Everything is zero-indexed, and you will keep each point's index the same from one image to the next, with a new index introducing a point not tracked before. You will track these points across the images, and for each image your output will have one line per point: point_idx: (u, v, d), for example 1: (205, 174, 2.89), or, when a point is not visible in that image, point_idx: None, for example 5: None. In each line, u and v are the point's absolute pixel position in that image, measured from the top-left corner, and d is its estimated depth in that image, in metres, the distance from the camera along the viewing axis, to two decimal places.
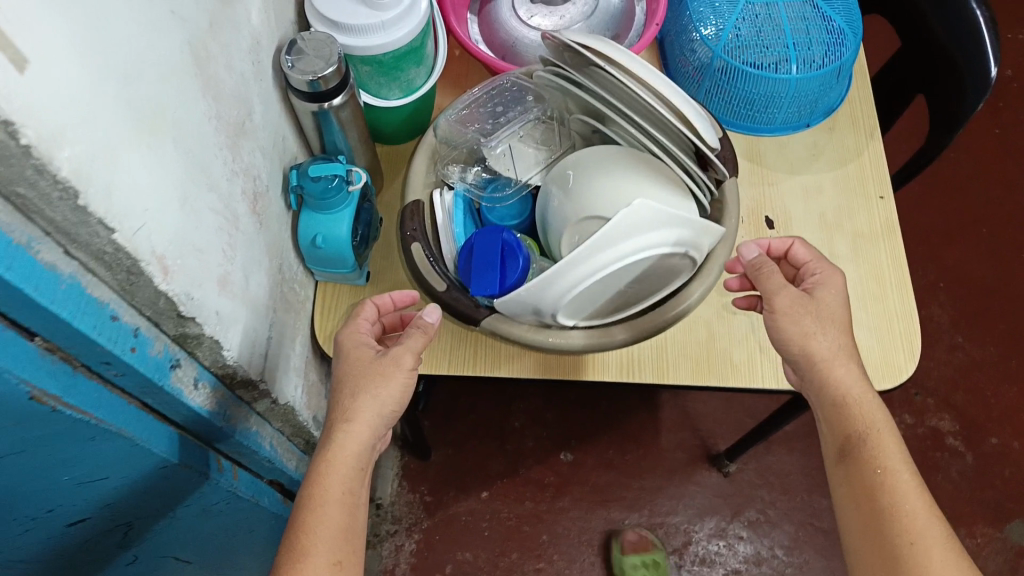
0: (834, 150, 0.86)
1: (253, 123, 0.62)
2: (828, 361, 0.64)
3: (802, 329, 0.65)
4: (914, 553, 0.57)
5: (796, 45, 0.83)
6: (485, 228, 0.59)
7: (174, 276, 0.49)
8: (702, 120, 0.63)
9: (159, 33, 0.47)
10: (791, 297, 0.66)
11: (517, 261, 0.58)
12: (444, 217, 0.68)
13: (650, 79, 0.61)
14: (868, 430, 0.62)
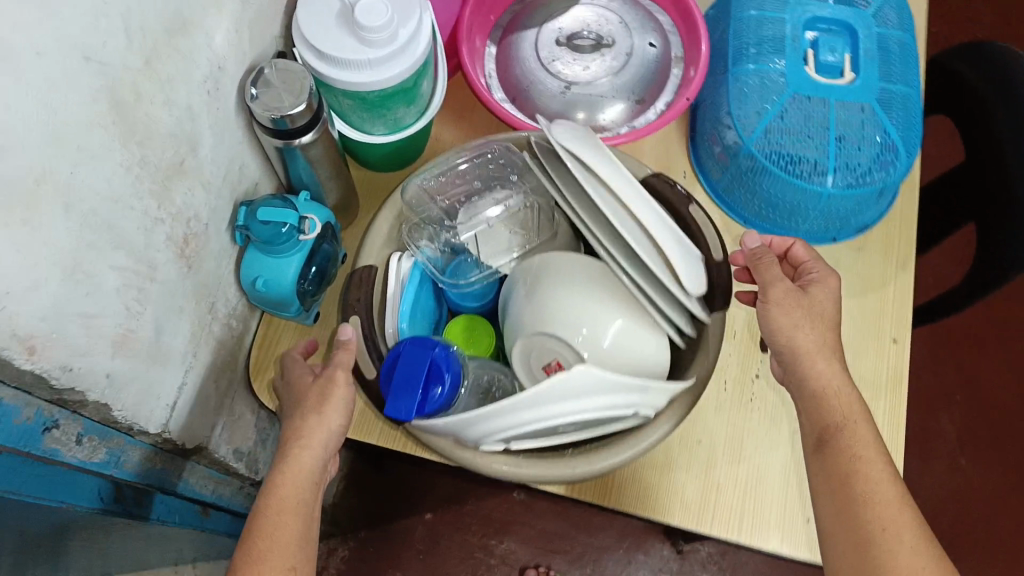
0: (859, 276, 0.77)
1: (197, 160, 0.56)
2: (812, 356, 0.62)
3: (794, 322, 0.62)
4: (885, 540, 0.55)
5: (841, 155, 0.73)
6: (418, 339, 0.56)
7: (43, 353, 0.44)
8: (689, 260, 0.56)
9: (61, 85, 0.40)
10: (784, 288, 0.63)
11: (443, 382, 0.55)
12: (397, 287, 0.63)
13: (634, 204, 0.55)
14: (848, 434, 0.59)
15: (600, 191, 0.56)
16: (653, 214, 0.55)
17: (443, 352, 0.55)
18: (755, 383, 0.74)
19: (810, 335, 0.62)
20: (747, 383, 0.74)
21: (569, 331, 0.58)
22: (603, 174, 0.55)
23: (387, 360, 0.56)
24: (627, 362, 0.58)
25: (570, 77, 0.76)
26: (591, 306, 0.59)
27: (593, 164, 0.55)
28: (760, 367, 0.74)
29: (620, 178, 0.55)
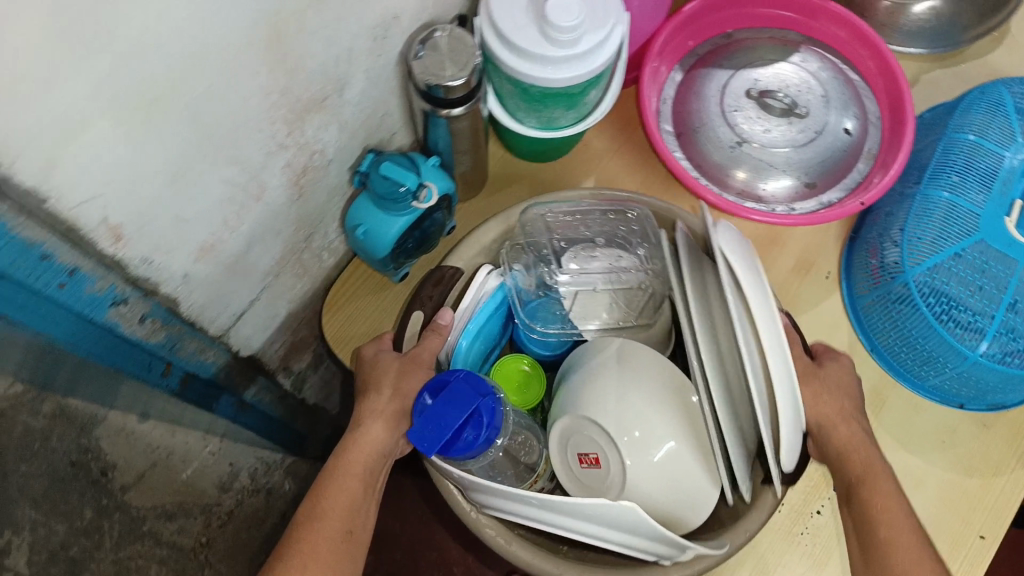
0: (964, 455, 0.68)
1: (341, 100, 0.55)
2: (833, 423, 0.60)
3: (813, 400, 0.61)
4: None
5: (1005, 325, 0.63)
6: (469, 384, 0.52)
7: (128, 243, 0.44)
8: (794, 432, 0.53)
9: (226, 6, 0.39)
10: (802, 355, 0.62)
11: (471, 440, 0.51)
12: (477, 300, 0.66)
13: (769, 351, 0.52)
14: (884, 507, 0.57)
15: (740, 318, 0.52)
16: (784, 365, 0.51)
17: (486, 411, 0.51)
18: (812, 518, 0.67)
19: (833, 405, 0.61)
20: (803, 515, 0.67)
21: (619, 428, 0.58)
22: (751, 300, 0.51)
23: (433, 379, 0.53)
24: (660, 486, 0.58)
25: (747, 133, 0.70)
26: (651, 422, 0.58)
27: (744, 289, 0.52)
28: (824, 504, 0.68)
29: (766, 315, 0.52)
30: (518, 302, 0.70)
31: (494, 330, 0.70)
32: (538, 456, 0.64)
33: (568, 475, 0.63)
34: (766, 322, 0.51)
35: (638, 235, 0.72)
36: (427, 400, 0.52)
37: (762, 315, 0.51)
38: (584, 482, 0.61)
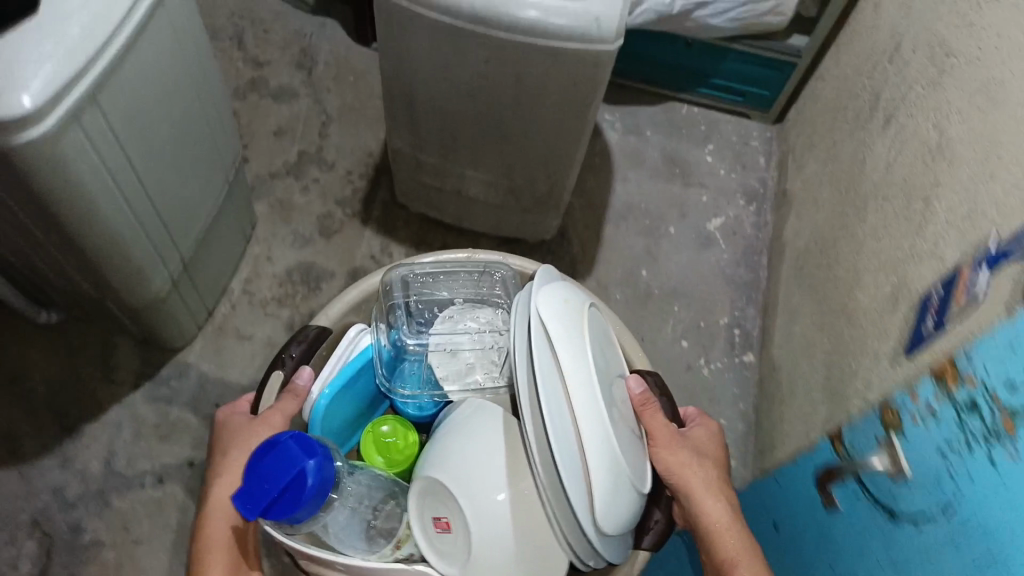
0: None
1: None
2: (690, 488, 0.85)
3: (681, 464, 0.86)
4: None
5: None
6: (297, 440, 0.69)
7: None
8: (596, 449, 0.77)
9: None
10: (663, 422, 0.88)
11: (298, 494, 0.67)
12: (347, 353, 0.97)
13: (577, 387, 0.78)
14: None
15: (555, 377, 0.78)
16: (588, 399, 0.78)
17: (314, 458, 0.68)
18: None
19: (694, 472, 0.85)
20: None
21: (465, 495, 0.80)
22: (565, 367, 0.78)
23: (269, 440, 0.69)
24: (490, 520, 0.80)
25: None
26: (490, 454, 0.83)
27: (561, 355, 0.79)
28: None
29: (577, 377, 0.78)
30: (380, 363, 1.00)
31: (365, 391, 1.00)
32: (396, 523, 0.86)
33: (422, 535, 0.84)
34: (580, 405, 0.77)
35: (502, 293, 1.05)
36: (258, 457, 0.68)
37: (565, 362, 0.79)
38: (436, 544, 0.84)
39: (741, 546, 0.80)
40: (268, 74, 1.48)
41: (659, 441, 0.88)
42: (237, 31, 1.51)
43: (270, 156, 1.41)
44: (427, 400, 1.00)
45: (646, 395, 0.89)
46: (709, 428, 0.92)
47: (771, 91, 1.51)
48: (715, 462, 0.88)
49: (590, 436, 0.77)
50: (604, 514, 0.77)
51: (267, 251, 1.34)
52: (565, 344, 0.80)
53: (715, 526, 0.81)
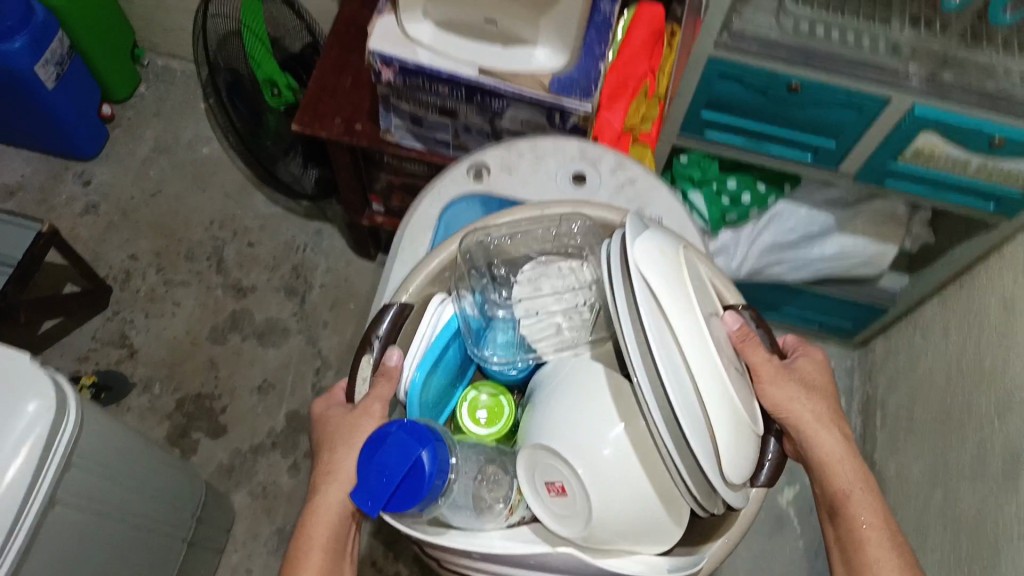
0: None
1: None
2: (807, 430, 0.68)
3: (787, 398, 0.69)
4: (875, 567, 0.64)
5: None
6: (405, 429, 0.60)
7: None
8: (722, 399, 0.60)
9: None
10: (769, 366, 0.69)
11: (415, 488, 0.60)
12: (430, 326, 0.73)
13: (683, 326, 0.60)
14: (875, 548, 0.65)
15: (662, 325, 0.60)
16: (700, 341, 0.61)
17: (428, 449, 0.60)
18: None
19: (810, 412, 0.69)
20: None
21: (577, 456, 0.63)
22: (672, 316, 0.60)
23: (377, 432, 0.62)
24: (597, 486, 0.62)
25: None
26: (598, 424, 0.63)
27: (664, 300, 0.60)
28: None
29: (684, 323, 0.60)
30: (467, 330, 0.75)
31: (456, 362, 0.76)
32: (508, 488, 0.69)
33: (538, 501, 0.66)
34: (693, 351, 0.60)
35: (583, 244, 0.77)
36: (371, 453, 0.61)
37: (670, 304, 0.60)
38: (556, 510, 0.65)
39: (855, 479, 0.68)
40: (252, 306, 1.30)
41: (763, 374, 0.69)
42: (215, 248, 1.33)
43: (250, 423, 1.24)
44: (525, 363, 0.75)
45: (746, 331, 0.69)
46: (815, 357, 0.73)
47: (856, 324, 1.24)
48: (821, 389, 0.70)
49: (708, 384, 0.60)
50: (730, 455, 0.60)
51: (245, 559, 1.16)
52: (669, 282, 0.61)
53: (826, 460, 0.68)
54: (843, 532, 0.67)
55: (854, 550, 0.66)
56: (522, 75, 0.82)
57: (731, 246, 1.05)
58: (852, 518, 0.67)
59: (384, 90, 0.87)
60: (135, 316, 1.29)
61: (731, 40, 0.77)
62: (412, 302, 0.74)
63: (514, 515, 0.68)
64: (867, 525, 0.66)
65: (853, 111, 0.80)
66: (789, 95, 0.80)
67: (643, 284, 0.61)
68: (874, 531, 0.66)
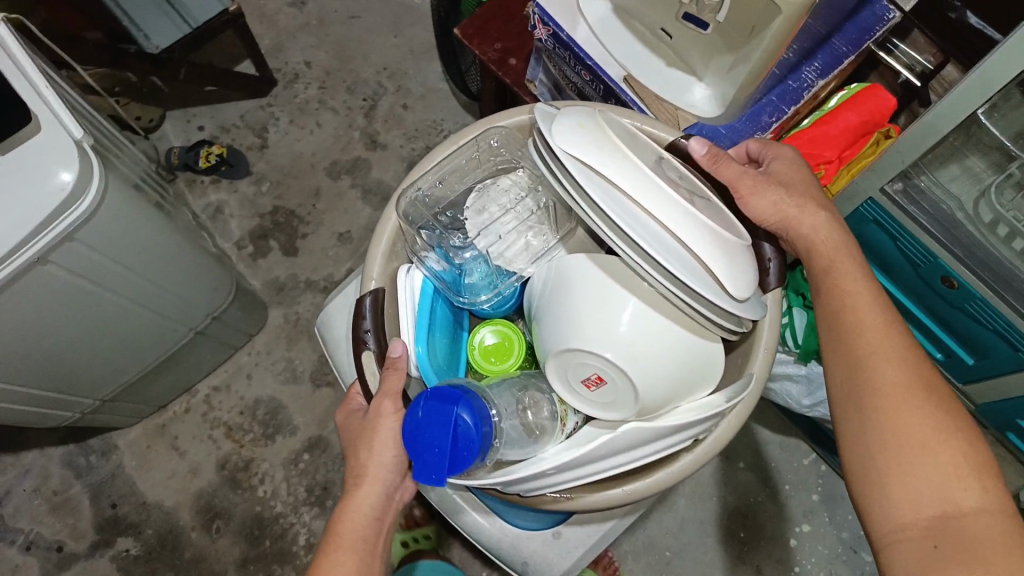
0: None
1: None
2: (798, 223, 0.56)
3: (771, 203, 0.56)
4: (856, 345, 0.51)
5: None
6: (433, 392, 0.46)
7: None
8: (691, 211, 0.44)
9: None
10: (746, 179, 0.56)
11: (475, 449, 0.46)
12: (398, 296, 0.54)
13: (632, 174, 0.44)
14: (865, 315, 0.52)
15: (611, 190, 0.43)
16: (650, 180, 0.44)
17: (465, 405, 0.46)
18: None
19: (792, 202, 0.56)
20: None
21: (584, 344, 0.49)
22: (613, 173, 0.43)
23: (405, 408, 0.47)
24: (625, 362, 0.48)
25: None
26: (590, 308, 0.49)
27: (601, 163, 0.43)
28: None
29: (622, 166, 0.44)
30: (444, 286, 0.57)
31: (450, 315, 0.57)
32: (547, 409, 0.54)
33: (586, 400, 0.52)
34: (650, 188, 0.43)
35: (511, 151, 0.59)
36: (410, 434, 0.47)
37: (604, 161, 0.43)
38: (611, 405, 0.51)
39: (846, 251, 0.55)
40: (374, 161, 1.31)
41: (743, 187, 0.56)
42: (375, 92, 1.34)
43: (317, 259, 1.25)
44: (510, 287, 0.57)
45: (713, 152, 0.55)
46: (788, 152, 0.60)
47: None
48: (804, 187, 0.58)
49: (678, 213, 0.43)
50: (731, 267, 0.44)
51: (252, 366, 1.20)
52: (593, 134, 0.44)
53: (819, 241, 0.56)
54: (834, 318, 0.54)
55: (850, 329, 0.52)
56: (664, 104, 0.72)
57: (819, 383, 0.87)
58: (835, 290, 0.54)
59: (540, 45, 0.79)
60: (281, 117, 1.33)
61: (903, 192, 0.62)
62: (382, 285, 0.54)
63: (567, 428, 0.54)
64: (856, 294, 0.53)
65: (1005, 345, 0.63)
66: (943, 287, 0.64)
67: (569, 165, 0.44)
68: (867, 299, 0.53)
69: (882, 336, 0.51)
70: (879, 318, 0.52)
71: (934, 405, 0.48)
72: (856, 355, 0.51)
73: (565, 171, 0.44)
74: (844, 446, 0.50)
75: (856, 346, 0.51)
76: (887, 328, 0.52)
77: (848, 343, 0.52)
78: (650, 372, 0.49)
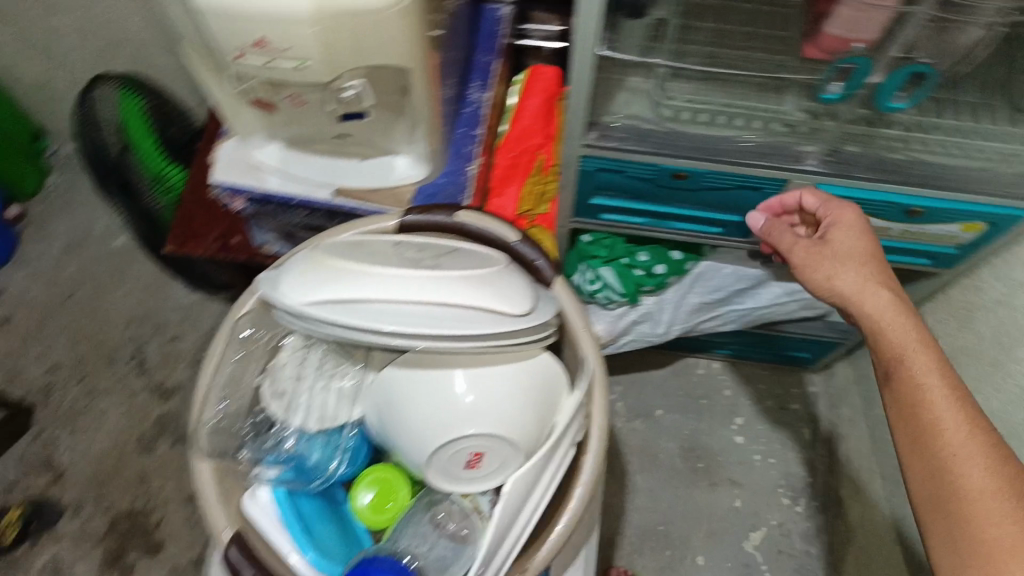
0: None
1: None
2: (853, 299, 0.57)
3: (827, 276, 0.59)
4: (941, 450, 0.48)
5: None
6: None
7: None
8: (443, 275, 0.46)
9: None
10: (801, 246, 0.63)
11: None
12: (263, 528, 0.52)
13: (377, 282, 0.45)
14: (939, 412, 0.49)
15: (371, 308, 0.44)
16: (395, 276, 0.46)
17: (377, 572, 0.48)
18: None
19: (869, 270, 0.58)
20: None
21: (448, 438, 0.50)
22: (362, 295, 0.45)
23: None
24: (488, 426, 0.49)
25: None
26: (429, 404, 0.50)
27: (349, 294, 0.45)
28: None
29: (365, 283, 0.45)
30: (295, 482, 0.55)
31: (316, 502, 0.56)
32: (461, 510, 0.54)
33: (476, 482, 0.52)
34: (399, 284, 0.45)
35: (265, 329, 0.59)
36: None
37: (348, 290, 0.45)
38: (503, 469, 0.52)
39: (914, 339, 0.53)
40: (178, 407, 1.23)
41: (871, 261, 0.59)
42: (137, 347, 1.27)
43: (185, 539, 1.13)
44: (351, 439, 0.57)
45: (766, 232, 0.66)
46: (849, 214, 0.62)
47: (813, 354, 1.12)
48: (863, 252, 0.59)
49: (434, 285, 0.46)
50: (505, 293, 0.47)
51: None
52: (325, 276, 0.46)
53: (877, 324, 0.56)
54: (904, 416, 0.51)
55: (927, 428, 0.49)
56: (382, 191, 0.72)
57: (656, 314, 0.94)
58: (912, 392, 0.51)
59: (247, 214, 0.79)
60: (59, 436, 1.21)
61: (600, 137, 0.67)
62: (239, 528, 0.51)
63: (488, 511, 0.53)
64: (930, 385, 0.51)
65: (750, 192, 0.70)
66: (676, 181, 0.71)
67: (322, 316, 0.44)
68: (942, 393, 0.50)
69: (962, 437, 0.48)
70: (947, 413, 0.49)
71: (1017, 509, 0.43)
72: (940, 457, 0.48)
73: (322, 320, 0.45)
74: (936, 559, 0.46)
75: (936, 440, 0.49)
76: (964, 429, 0.48)
77: (926, 447, 0.49)
78: (515, 417, 0.50)
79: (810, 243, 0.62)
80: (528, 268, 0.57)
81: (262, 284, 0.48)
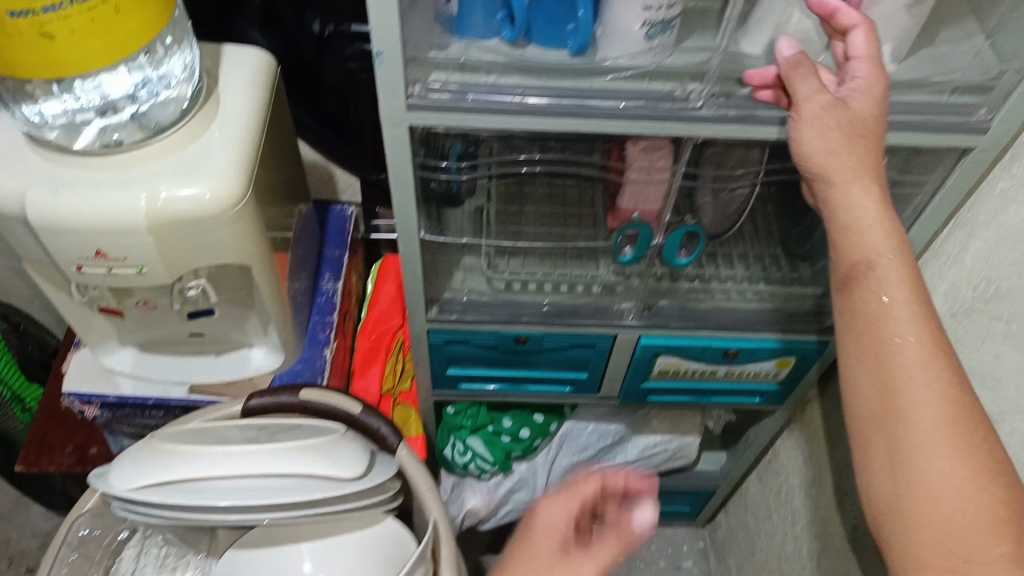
0: None
1: None
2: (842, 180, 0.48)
3: (825, 148, 0.48)
4: (897, 373, 0.45)
5: None
6: None
7: None
8: (271, 449, 0.54)
9: None
10: (821, 98, 0.48)
11: None
12: None
13: (207, 462, 0.53)
14: (898, 334, 0.46)
15: (200, 486, 0.52)
16: (225, 453, 0.53)
17: None
18: None
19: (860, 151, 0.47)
20: None
21: None
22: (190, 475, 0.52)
23: None
24: None
25: None
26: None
27: (178, 475, 0.52)
28: None
29: (196, 463, 0.53)
30: None
31: None
32: None
33: None
34: (227, 461, 0.53)
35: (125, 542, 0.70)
36: None
37: (178, 471, 0.52)
38: None
39: (889, 246, 0.47)
40: None
41: (852, 119, 0.47)
42: None
43: None
44: None
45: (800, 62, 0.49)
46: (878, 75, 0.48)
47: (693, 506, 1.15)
48: (868, 123, 0.48)
49: (260, 460, 0.53)
50: (326, 460, 0.54)
51: None
52: (161, 459, 0.53)
53: (855, 224, 0.48)
54: (865, 330, 0.47)
55: (883, 346, 0.46)
56: (239, 383, 0.75)
57: (529, 479, 0.96)
58: (872, 310, 0.47)
59: (102, 421, 0.77)
60: None
61: (441, 313, 0.74)
62: None
63: None
64: (897, 304, 0.47)
65: (587, 348, 0.77)
66: (518, 346, 0.76)
67: (154, 498, 0.51)
68: (908, 313, 0.46)
69: (921, 367, 0.45)
70: (911, 330, 0.46)
71: (967, 449, 0.43)
72: (888, 388, 0.46)
73: (156, 501, 0.52)
74: (874, 493, 0.45)
75: (891, 363, 0.46)
76: (926, 355, 0.45)
77: (879, 360, 0.46)
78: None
79: (830, 94, 0.48)
80: (374, 437, 0.64)
81: (103, 476, 0.54)
